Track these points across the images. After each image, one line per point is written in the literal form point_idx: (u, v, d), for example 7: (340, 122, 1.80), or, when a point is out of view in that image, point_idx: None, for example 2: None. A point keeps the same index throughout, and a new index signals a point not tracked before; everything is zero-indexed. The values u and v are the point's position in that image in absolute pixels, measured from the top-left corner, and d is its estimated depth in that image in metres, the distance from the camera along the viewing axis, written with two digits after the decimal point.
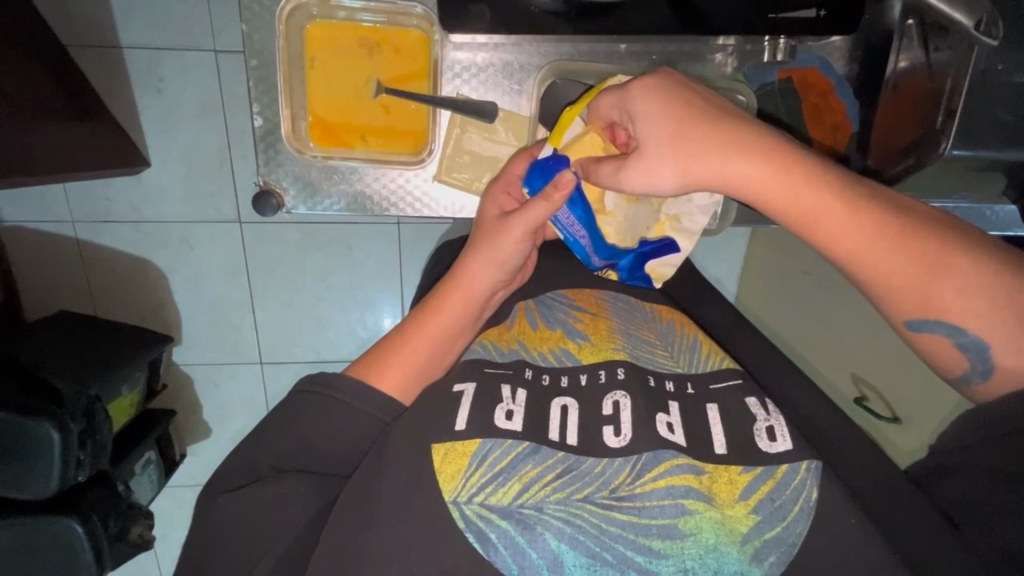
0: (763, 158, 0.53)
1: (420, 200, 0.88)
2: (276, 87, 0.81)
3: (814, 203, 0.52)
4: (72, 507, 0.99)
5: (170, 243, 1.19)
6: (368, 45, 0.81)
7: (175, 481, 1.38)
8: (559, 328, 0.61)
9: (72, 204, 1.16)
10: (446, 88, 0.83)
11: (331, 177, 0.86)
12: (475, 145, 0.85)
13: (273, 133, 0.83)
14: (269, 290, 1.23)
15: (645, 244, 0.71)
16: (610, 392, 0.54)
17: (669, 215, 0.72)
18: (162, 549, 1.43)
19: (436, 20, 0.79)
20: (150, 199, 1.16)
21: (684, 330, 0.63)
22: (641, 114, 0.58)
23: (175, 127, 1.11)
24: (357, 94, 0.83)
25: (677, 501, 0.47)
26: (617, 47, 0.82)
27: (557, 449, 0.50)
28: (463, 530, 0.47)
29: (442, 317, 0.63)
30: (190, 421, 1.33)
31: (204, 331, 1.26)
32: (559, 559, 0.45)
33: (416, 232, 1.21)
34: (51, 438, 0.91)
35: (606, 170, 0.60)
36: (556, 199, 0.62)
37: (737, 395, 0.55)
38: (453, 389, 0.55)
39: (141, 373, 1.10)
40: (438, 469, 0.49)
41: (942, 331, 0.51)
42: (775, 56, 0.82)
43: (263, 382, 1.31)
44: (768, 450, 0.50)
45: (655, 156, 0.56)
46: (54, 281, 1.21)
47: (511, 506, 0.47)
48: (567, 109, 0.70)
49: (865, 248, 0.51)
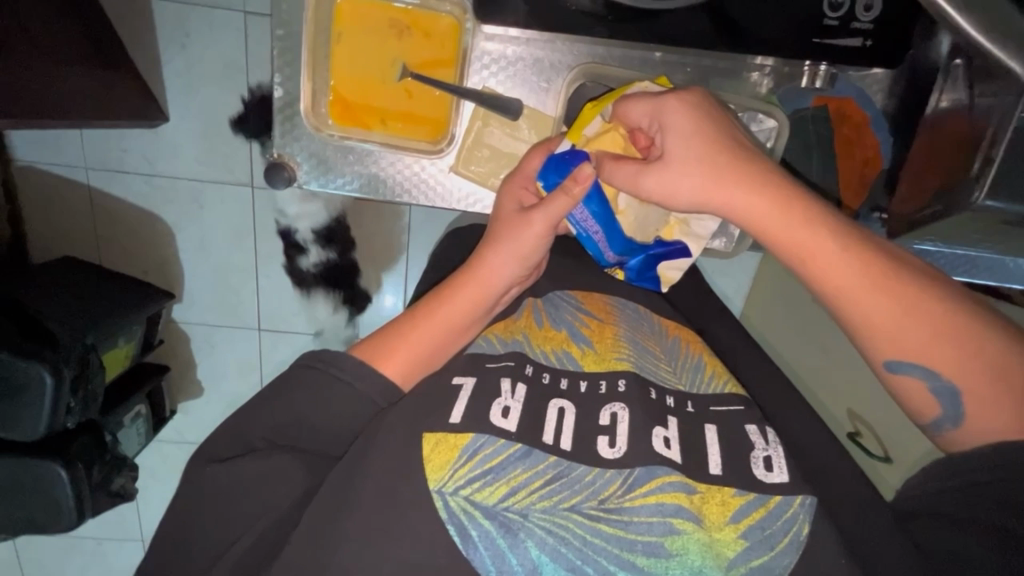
0: (768, 191, 0.52)
1: (434, 188, 0.85)
2: (300, 60, 0.78)
3: (830, 243, 0.50)
4: (60, 453, 1.00)
5: (179, 200, 1.19)
6: (398, 26, 0.78)
7: (162, 437, 1.39)
8: (565, 330, 0.60)
9: (86, 150, 1.15)
10: (473, 79, 0.81)
11: (346, 156, 0.84)
12: (497, 139, 0.82)
13: (292, 106, 0.81)
14: (273, 259, 1.23)
15: (657, 246, 0.67)
16: (609, 402, 0.53)
17: (678, 218, 0.67)
18: (143, 502, 1.45)
19: (470, 8, 0.76)
20: (163, 154, 1.15)
21: (690, 349, 0.62)
22: (672, 127, 0.55)
23: (196, 85, 1.10)
24: (381, 75, 0.80)
25: (665, 519, 0.45)
26: (652, 55, 0.80)
27: (549, 453, 0.48)
28: (445, 520, 0.45)
29: (453, 309, 0.61)
30: (183, 379, 1.33)
31: (204, 292, 1.26)
32: (537, 569, 0.44)
33: (428, 216, 1.19)
34: (43, 381, 0.91)
35: (626, 169, 0.57)
36: (575, 193, 0.59)
37: (739, 419, 0.53)
38: (453, 381, 0.53)
39: (139, 327, 1.10)
40: (427, 457, 0.47)
41: (916, 373, 0.50)
42: (813, 82, 0.80)
43: (259, 351, 1.30)
44: (763, 480, 0.48)
45: (679, 171, 0.54)
46: (59, 226, 1.21)
47: (496, 507, 0.46)
48: (588, 106, 0.67)
49: (875, 292, 0.49)
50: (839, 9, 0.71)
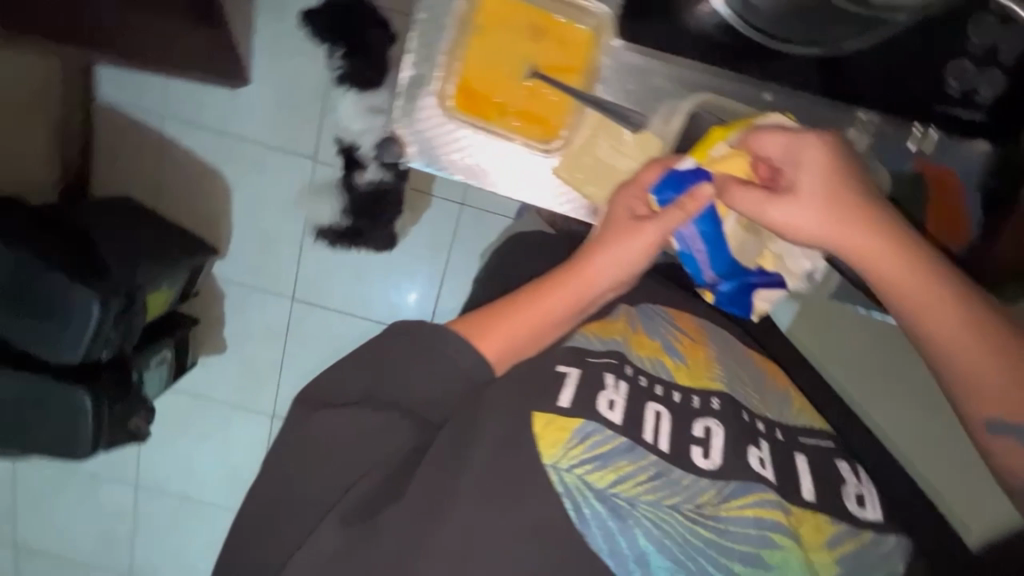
0: (889, 238, 0.55)
1: (533, 185, 0.85)
2: (438, 46, 0.81)
3: (947, 295, 0.53)
4: (89, 381, 1.04)
5: (241, 162, 1.31)
6: (535, 30, 0.81)
7: (177, 385, 1.47)
8: (659, 341, 0.62)
9: (166, 100, 1.28)
10: (598, 88, 0.82)
11: (455, 142, 0.83)
12: (603, 151, 0.81)
13: (419, 85, 0.82)
14: (320, 236, 1.35)
15: (755, 275, 0.70)
16: (703, 417, 0.55)
17: (774, 251, 0.69)
18: (149, 446, 1.52)
19: (615, 27, 0.80)
20: (237, 115, 1.28)
21: (776, 380, 0.64)
22: (807, 164, 0.58)
23: (280, 59, 1.24)
24: (509, 72, 0.82)
25: (763, 533, 0.50)
26: (760, 97, 0.80)
27: (651, 452, 0.53)
28: (562, 494, 0.51)
29: (556, 301, 0.59)
30: (208, 332, 1.42)
31: (245, 252, 1.36)
32: (644, 556, 0.49)
33: (473, 219, 1.32)
34: (90, 309, 0.96)
35: (754, 194, 0.59)
36: (691, 210, 0.64)
37: (830, 456, 0.57)
38: (556, 369, 0.57)
39: (181, 275, 1.19)
40: (540, 435, 0.53)
41: (1014, 438, 0.51)
42: (918, 146, 0.79)
43: (288, 317, 1.40)
44: (857, 515, 0.53)
45: (808, 206, 0.57)
46: (128, 167, 1.32)
47: (606, 491, 0.51)
48: (714, 131, 0.69)
49: (988, 348, 0.51)
50: (963, 84, 0.73)
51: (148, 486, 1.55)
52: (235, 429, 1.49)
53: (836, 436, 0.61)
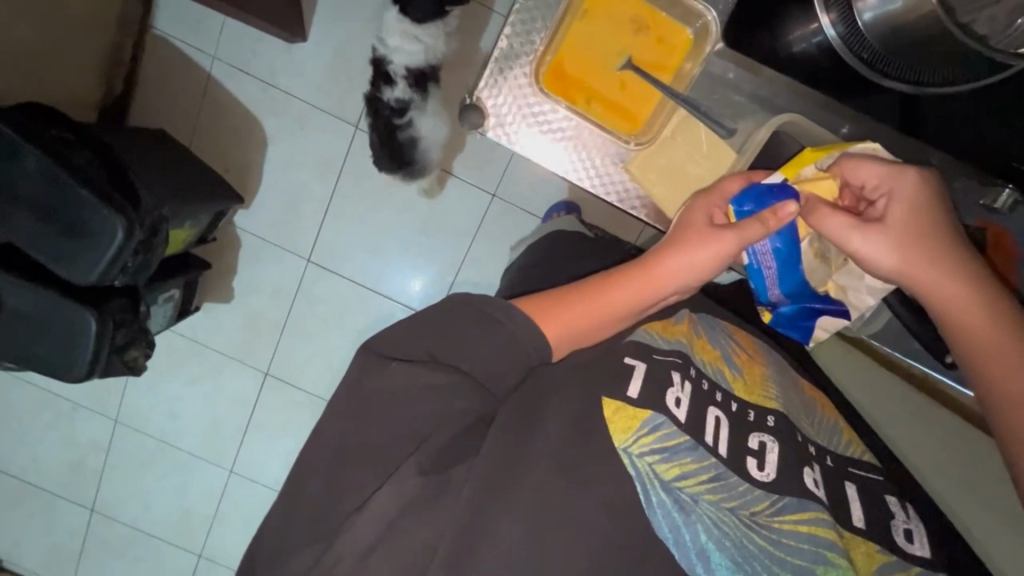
0: (957, 275, 0.60)
1: (603, 175, 0.88)
2: (541, 23, 0.82)
3: (1004, 342, 0.58)
4: (97, 307, 1.03)
5: (284, 116, 1.34)
6: (638, 23, 0.82)
7: (176, 328, 1.48)
8: (720, 350, 0.62)
9: (221, 43, 1.31)
10: (690, 91, 0.82)
11: (536, 119, 0.85)
12: (680, 154, 0.82)
13: (506, 60, 0.83)
14: (348, 202, 1.38)
15: (816, 299, 0.70)
16: (758, 431, 0.55)
17: (838, 282, 0.71)
18: (136, 383, 1.51)
19: (717, 32, 0.80)
20: (288, 69, 1.32)
21: (826, 411, 0.63)
22: (898, 200, 0.62)
23: (340, 21, 1.28)
24: (605, 59, 0.83)
25: (817, 550, 0.49)
26: (839, 129, 0.81)
27: (711, 455, 0.53)
28: (633, 478, 0.51)
29: (626, 296, 0.60)
30: (218, 281, 1.44)
31: (270, 206, 1.39)
32: (705, 551, 0.49)
33: (501, 211, 1.36)
34: (114, 234, 0.94)
35: (842, 219, 0.62)
36: (771, 225, 0.63)
37: (879, 489, 0.55)
38: (624, 361, 0.58)
39: (204, 217, 1.21)
40: (610, 420, 0.53)
41: None
42: (994, 202, 0.78)
43: (300, 277, 1.42)
44: (904, 548, 0.51)
45: (891, 240, 0.61)
46: (171, 105, 1.35)
47: (670, 484, 0.51)
48: (807, 149, 0.70)
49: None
50: None
51: (127, 424, 1.54)
52: (225, 379, 1.49)
53: (886, 470, 0.59)
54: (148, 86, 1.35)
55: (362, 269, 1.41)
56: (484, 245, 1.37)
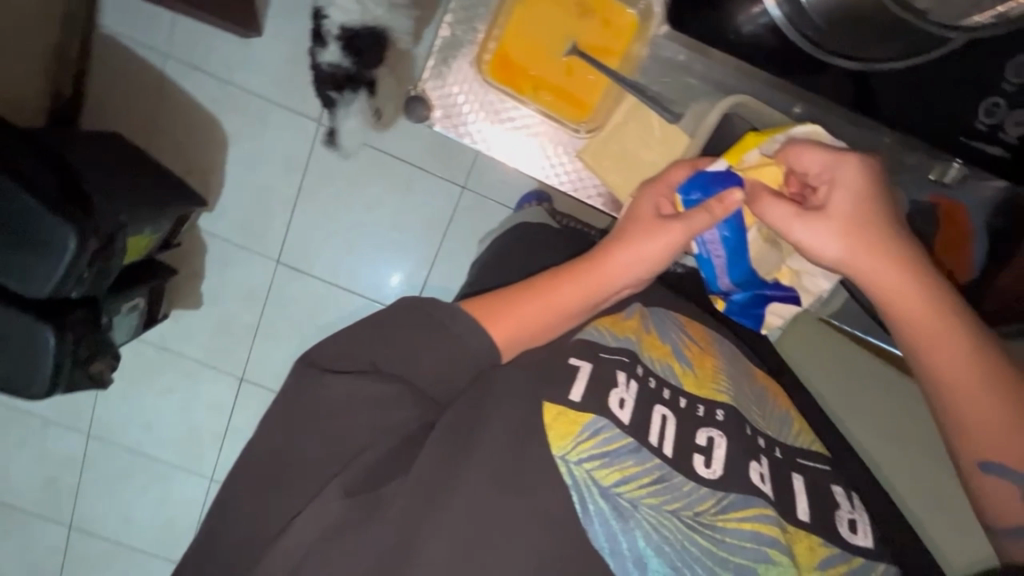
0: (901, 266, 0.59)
1: (554, 165, 0.86)
2: (481, 12, 0.81)
3: (944, 328, 0.57)
4: (54, 319, 1.00)
5: (245, 113, 1.30)
6: (581, 8, 0.81)
7: (145, 337, 1.43)
8: (670, 345, 0.62)
9: (174, 40, 1.26)
10: (635, 75, 0.82)
11: (485, 110, 0.83)
12: (630, 141, 0.80)
13: (451, 49, 0.81)
14: (316, 198, 1.33)
15: (769, 287, 0.70)
16: (706, 427, 0.56)
17: (792, 267, 0.69)
18: (106, 395, 1.47)
19: (657, 12, 0.79)
20: (245, 65, 1.27)
21: (778, 400, 0.65)
22: (839, 185, 0.60)
23: (297, 13, 1.24)
24: (550, 47, 0.82)
25: (760, 548, 0.50)
26: (792, 108, 0.80)
27: (655, 456, 0.52)
28: (570, 486, 0.50)
29: (574, 290, 0.60)
30: (185, 286, 1.40)
31: (236, 207, 1.35)
32: (643, 559, 0.49)
33: (474, 203, 1.33)
34: (65, 246, 0.90)
35: (784, 208, 0.61)
36: (718, 213, 0.63)
37: (826, 480, 0.57)
38: (570, 361, 0.57)
39: (166, 223, 1.16)
40: (550, 425, 0.52)
41: (1010, 479, 0.56)
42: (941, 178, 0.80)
43: (271, 279, 1.38)
44: (847, 539, 0.53)
45: (833, 227, 0.59)
46: (125, 107, 1.30)
47: (611, 489, 0.50)
48: (751, 135, 0.71)
49: (971, 382, 0.56)
50: (993, 117, 0.71)
51: (100, 437, 1.49)
52: (200, 386, 1.46)
53: (834, 458, 0.62)
54: (99, 86, 1.29)
55: (334, 268, 1.38)
56: (458, 236, 1.35)
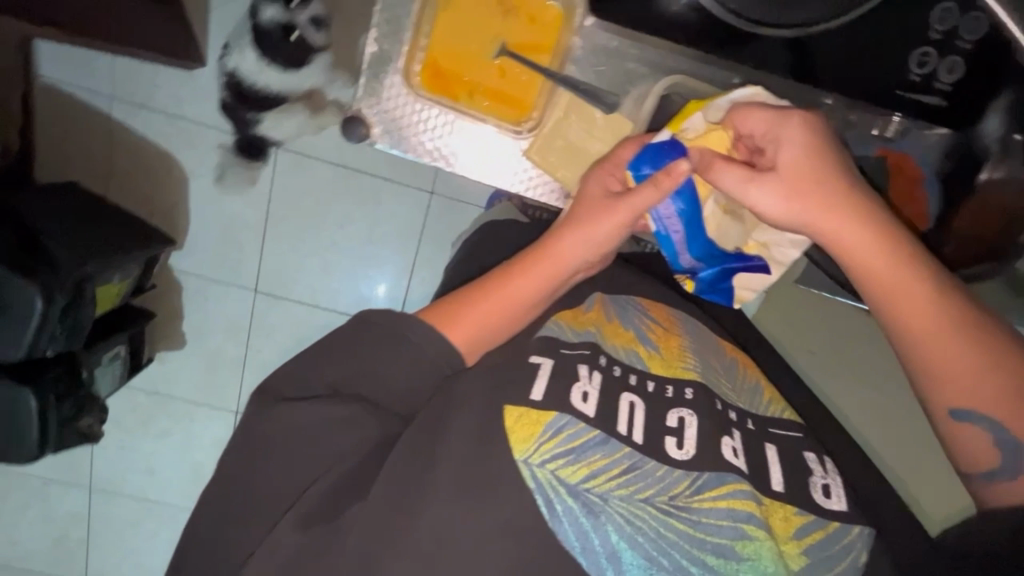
0: (860, 219, 0.58)
1: (502, 168, 0.85)
2: (403, 23, 0.78)
3: (906, 277, 0.57)
4: (33, 379, 1.00)
5: (200, 146, 1.27)
6: (506, 6, 0.78)
7: (133, 384, 1.41)
8: (633, 331, 0.61)
9: (116, 80, 1.23)
10: (569, 68, 0.80)
11: (425, 122, 0.82)
12: (573, 133, 0.82)
13: (381, 64, 0.80)
14: (285, 223, 1.32)
15: (734, 258, 0.69)
16: (676, 407, 0.55)
17: (758, 239, 0.69)
18: (102, 447, 1.44)
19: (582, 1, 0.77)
20: (192, 97, 1.24)
21: (747, 372, 0.64)
22: (787, 144, 0.60)
23: None
24: (478, 50, 0.80)
25: (736, 525, 0.49)
26: (731, 80, 0.80)
27: (625, 444, 0.52)
28: (532, 489, 0.50)
29: (528, 279, 0.60)
30: (167, 328, 1.38)
31: (206, 242, 1.33)
32: (617, 553, 0.48)
33: (446, 207, 1.32)
34: (33, 305, 0.92)
35: (737, 174, 0.60)
36: (666, 186, 0.60)
37: (798, 446, 0.57)
38: (531, 360, 0.57)
39: (135, 266, 1.13)
40: (511, 429, 0.52)
41: (981, 424, 0.55)
42: (884, 131, 0.82)
43: (252, 309, 1.37)
44: (823, 505, 0.53)
45: (787, 185, 0.59)
46: (76, 155, 1.27)
47: (579, 487, 0.50)
48: (689, 105, 0.72)
49: (937, 330, 0.56)
50: (925, 67, 0.72)
51: (103, 489, 1.48)
52: (197, 425, 1.44)
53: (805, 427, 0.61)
54: (49, 136, 1.26)
55: (315, 290, 1.37)
56: (434, 241, 1.34)
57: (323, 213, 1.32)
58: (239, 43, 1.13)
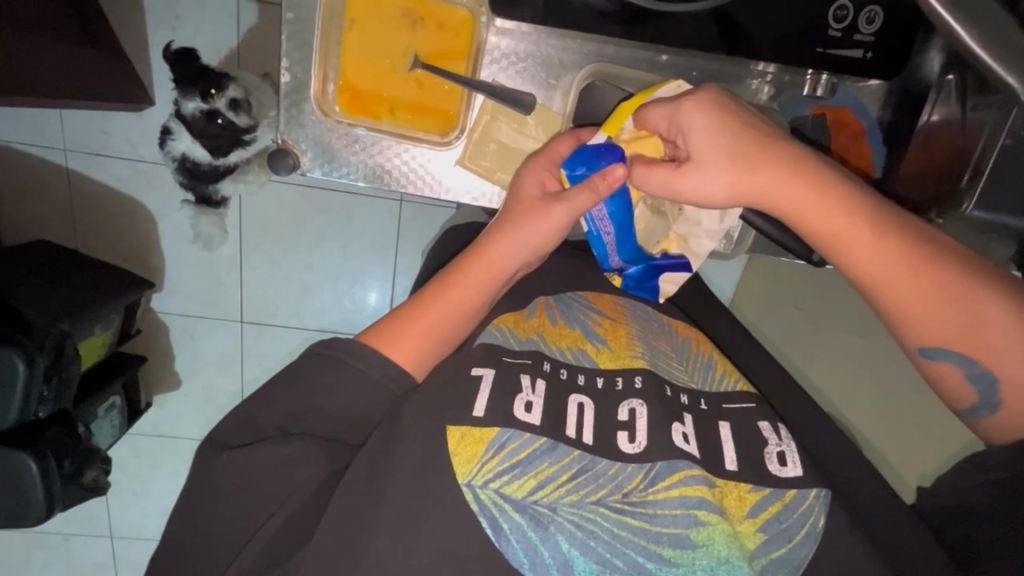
0: (807, 181, 0.55)
1: (433, 178, 0.83)
2: (311, 46, 0.76)
3: (856, 232, 0.54)
4: (29, 443, 0.98)
5: (162, 185, 1.26)
6: (411, 16, 0.76)
7: (135, 429, 1.41)
8: (578, 328, 0.64)
9: (67, 130, 1.21)
10: (485, 72, 0.79)
11: (351, 145, 0.81)
12: (504, 135, 0.81)
13: (299, 91, 0.78)
14: (257, 251, 1.31)
15: (659, 257, 0.71)
16: (627, 398, 0.58)
17: (678, 233, 0.71)
18: (115, 494, 1.45)
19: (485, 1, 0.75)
20: (146, 136, 1.22)
21: (701, 347, 0.67)
22: (694, 127, 0.58)
23: None
24: (391, 65, 0.78)
25: (689, 512, 0.52)
26: (658, 57, 0.78)
27: (574, 447, 0.55)
28: (476, 512, 0.52)
29: (464, 289, 0.61)
30: (160, 370, 1.38)
31: (184, 281, 1.32)
32: (568, 563, 0.51)
33: (416, 212, 1.30)
34: (14, 368, 0.90)
35: (660, 176, 0.60)
36: (601, 188, 0.61)
37: (752, 417, 0.60)
38: (471, 373, 0.58)
39: (116, 316, 1.13)
40: (454, 451, 0.53)
41: (952, 360, 0.54)
42: (814, 91, 0.78)
43: (239, 340, 1.37)
44: (778, 474, 0.56)
45: (711, 168, 0.57)
46: (40, 212, 1.26)
47: (525, 500, 0.52)
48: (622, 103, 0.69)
49: (899, 279, 0.53)
50: (844, 21, 0.72)
51: (125, 534, 1.49)
52: None
53: (760, 395, 0.65)
54: (13, 196, 1.25)
55: (300, 312, 1.36)
56: (410, 248, 1.33)
57: (298, 233, 1.30)
58: (177, 127, 1.13)
